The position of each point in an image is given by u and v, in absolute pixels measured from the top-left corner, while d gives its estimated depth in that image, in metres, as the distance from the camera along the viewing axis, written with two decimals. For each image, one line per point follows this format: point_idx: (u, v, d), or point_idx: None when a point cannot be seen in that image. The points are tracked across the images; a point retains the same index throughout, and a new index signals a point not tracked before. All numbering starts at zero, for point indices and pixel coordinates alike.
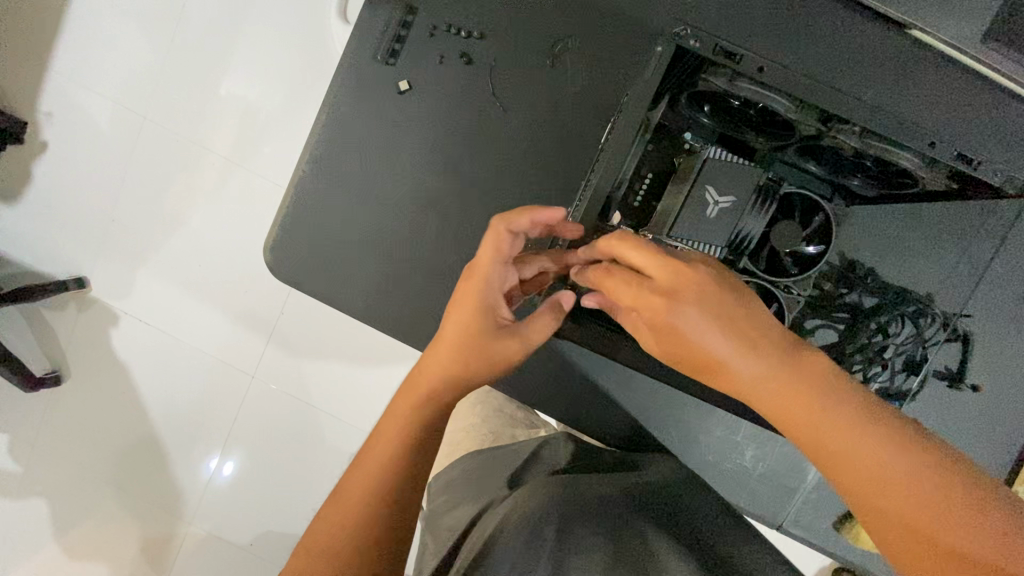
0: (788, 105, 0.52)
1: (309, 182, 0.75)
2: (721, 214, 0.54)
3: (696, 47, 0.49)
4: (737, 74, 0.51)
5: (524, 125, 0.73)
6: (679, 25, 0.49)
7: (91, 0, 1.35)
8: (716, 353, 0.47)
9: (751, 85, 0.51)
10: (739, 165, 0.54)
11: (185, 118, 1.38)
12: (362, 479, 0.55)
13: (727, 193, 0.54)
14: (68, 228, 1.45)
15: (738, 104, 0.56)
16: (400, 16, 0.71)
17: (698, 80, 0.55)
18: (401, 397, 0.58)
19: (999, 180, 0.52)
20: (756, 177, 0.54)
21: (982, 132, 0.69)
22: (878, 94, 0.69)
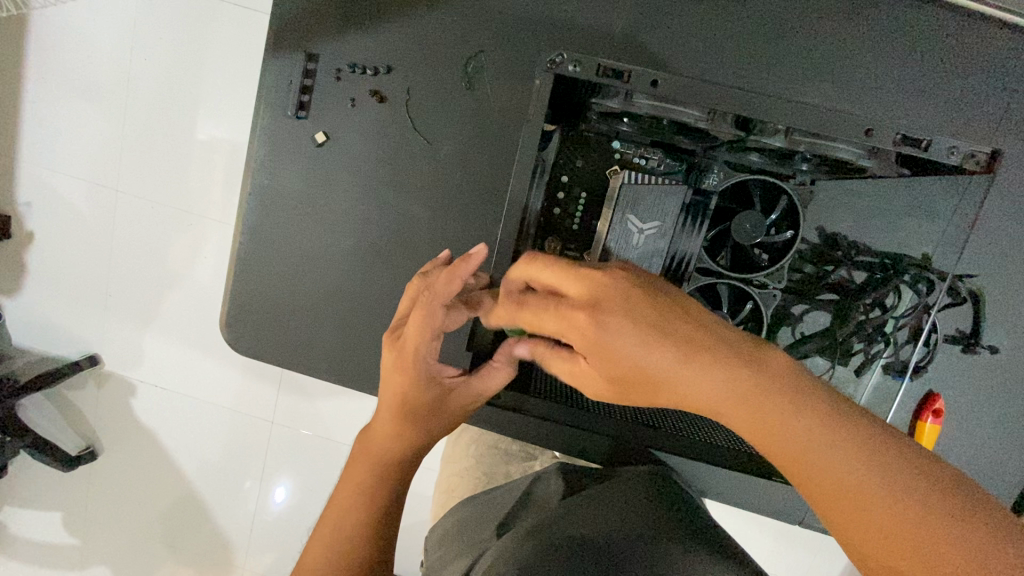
0: (698, 113, 0.52)
1: (248, 252, 0.72)
2: (649, 240, 0.54)
3: (577, 70, 0.49)
4: (631, 93, 0.52)
5: (453, 154, 0.67)
6: (556, 51, 0.49)
7: (33, 82, 1.33)
8: (657, 369, 0.41)
9: (648, 100, 0.52)
10: (658, 187, 0.54)
11: (151, 181, 1.35)
12: (328, 550, 0.53)
13: (650, 220, 0.54)
14: (71, 309, 1.48)
15: (651, 118, 0.56)
16: (302, 66, 0.67)
17: (596, 101, 0.55)
18: (360, 475, 0.55)
19: (953, 157, 0.50)
20: (680, 197, 0.54)
21: (954, 68, 0.58)
22: (833, 48, 0.58)
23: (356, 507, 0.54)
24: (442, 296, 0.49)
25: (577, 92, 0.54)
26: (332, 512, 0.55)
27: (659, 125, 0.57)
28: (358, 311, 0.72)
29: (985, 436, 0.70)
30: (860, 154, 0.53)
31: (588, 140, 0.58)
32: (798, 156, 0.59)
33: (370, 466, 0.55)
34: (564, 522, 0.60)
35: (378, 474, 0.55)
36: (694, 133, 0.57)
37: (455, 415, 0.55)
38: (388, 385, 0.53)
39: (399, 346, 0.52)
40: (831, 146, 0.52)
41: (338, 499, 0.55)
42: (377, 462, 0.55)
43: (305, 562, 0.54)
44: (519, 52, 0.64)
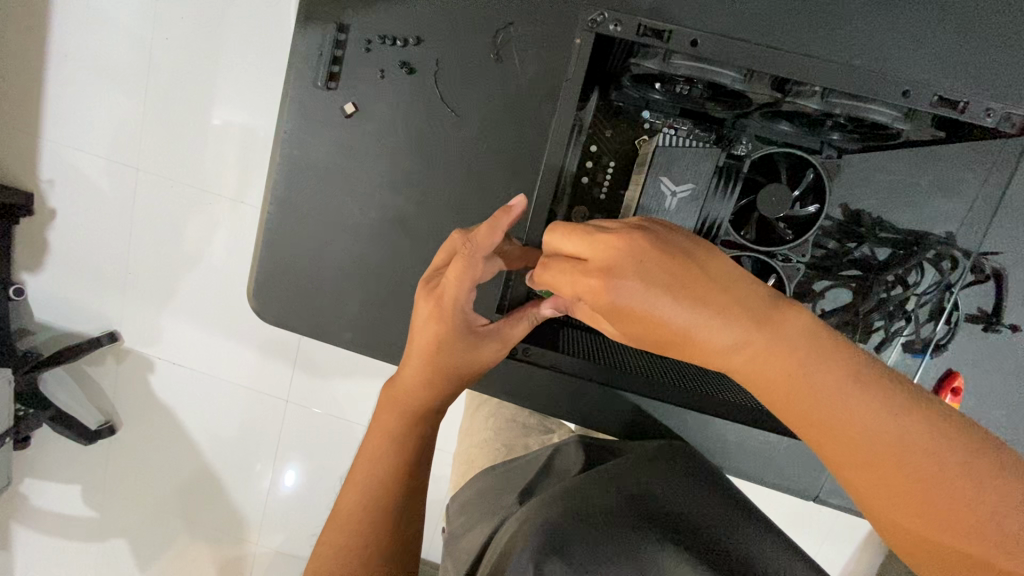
0: (735, 74, 0.53)
1: (277, 223, 0.74)
2: (680, 203, 0.56)
3: (616, 29, 0.51)
4: (670, 53, 0.52)
5: (481, 127, 0.68)
6: (594, 11, 0.52)
7: (57, 60, 1.34)
8: (675, 326, 0.42)
9: (686, 60, 0.52)
10: (692, 152, 0.55)
11: (172, 160, 1.37)
12: (359, 498, 0.56)
13: (683, 183, 0.55)
14: (91, 286, 1.50)
15: (685, 82, 0.56)
16: (332, 37, 0.67)
17: (631, 63, 0.56)
18: (389, 423, 0.57)
19: (992, 120, 0.51)
20: (712, 162, 0.55)
21: (995, 32, 0.56)
22: (863, 23, 0.57)
23: (386, 457, 0.56)
24: (484, 248, 0.50)
25: (613, 53, 0.56)
26: (361, 462, 0.57)
27: (692, 90, 0.58)
28: (383, 282, 0.73)
29: (1003, 415, 0.71)
30: (898, 118, 0.54)
31: (618, 109, 0.61)
32: (829, 125, 0.59)
33: (398, 414, 0.57)
34: (608, 498, 0.58)
35: (406, 419, 0.57)
36: (727, 97, 0.57)
37: (485, 365, 0.57)
38: (418, 332, 0.55)
39: (434, 293, 0.54)
40: (868, 109, 0.53)
41: (368, 448, 0.58)
42: (405, 411, 0.57)
43: (337, 511, 0.57)
44: (548, 25, 0.65)
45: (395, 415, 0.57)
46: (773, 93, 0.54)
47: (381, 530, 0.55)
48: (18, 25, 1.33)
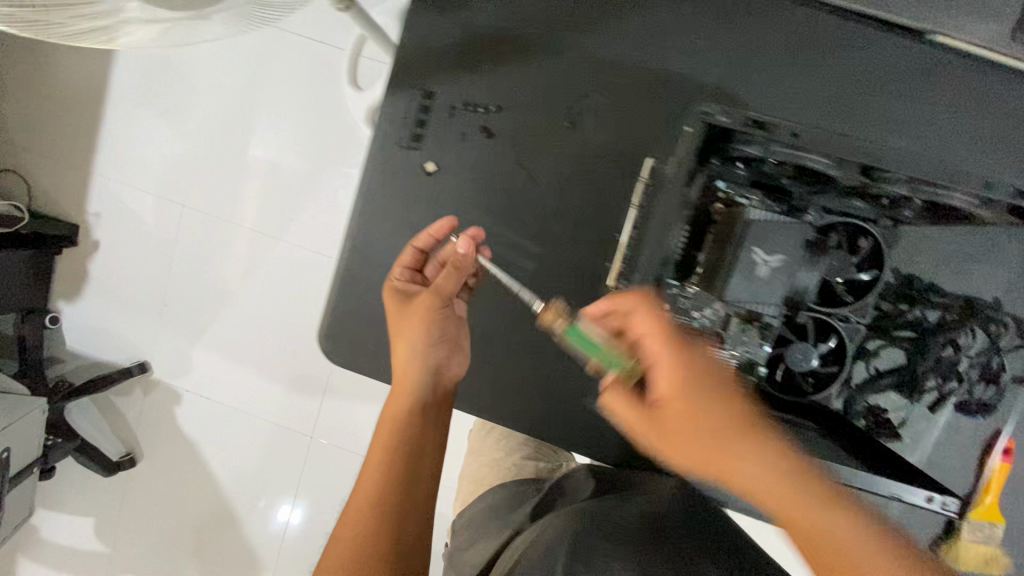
0: (827, 161, 0.57)
1: (351, 269, 0.78)
2: (772, 272, 0.58)
3: (724, 120, 0.58)
4: (771, 141, 0.57)
5: (553, 187, 0.73)
6: (706, 105, 0.58)
7: (118, 104, 1.43)
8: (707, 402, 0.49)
9: (785, 147, 0.57)
10: (782, 224, 0.58)
11: (219, 199, 1.44)
12: (373, 481, 0.66)
13: (774, 253, 0.58)
14: (125, 317, 1.53)
15: (773, 163, 0.61)
16: (419, 102, 0.72)
17: (728, 146, 0.60)
18: (383, 429, 0.70)
19: None
20: (801, 235, 0.58)
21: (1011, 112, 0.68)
22: (912, 106, 0.68)
23: (381, 471, 0.67)
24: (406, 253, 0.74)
25: (711, 136, 0.60)
26: (364, 474, 0.68)
27: (775, 169, 0.61)
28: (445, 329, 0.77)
29: None
30: (973, 205, 0.59)
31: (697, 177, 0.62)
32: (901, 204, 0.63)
33: (392, 426, 0.70)
34: (614, 521, 0.66)
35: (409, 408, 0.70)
36: (810, 177, 0.61)
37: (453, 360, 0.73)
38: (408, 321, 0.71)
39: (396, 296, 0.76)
40: (948, 197, 0.58)
41: (368, 466, 0.68)
42: (396, 419, 0.70)
43: (339, 534, 0.65)
44: (621, 100, 0.71)
45: (388, 424, 0.70)
46: (862, 178, 0.58)
47: (382, 534, 0.63)
48: (85, 71, 1.42)
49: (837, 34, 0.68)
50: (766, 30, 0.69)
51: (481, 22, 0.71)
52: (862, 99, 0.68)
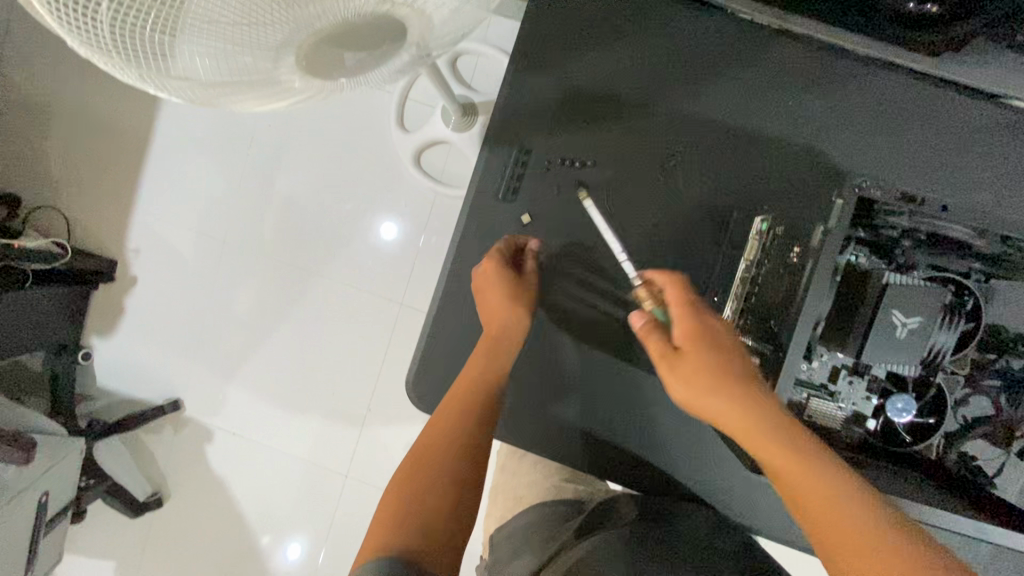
0: (968, 231, 0.61)
1: (440, 316, 0.79)
2: (911, 334, 0.58)
3: (877, 193, 0.58)
4: (914, 211, 0.60)
5: (644, 237, 0.75)
6: (855, 177, 0.59)
7: (168, 142, 1.45)
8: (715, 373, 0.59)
9: (927, 218, 0.60)
10: (922, 289, 0.57)
11: (264, 235, 1.45)
12: (433, 461, 0.69)
13: (912, 316, 0.58)
14: (160, 352, 1.51)
15: (904, 230, 0.63)
16: (516, 157, 0.75)
17: (868, 217, 0.62)
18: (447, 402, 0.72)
19: None
20: (941, 298, 0.57)
21: None
22: (993, 165, 0.71)
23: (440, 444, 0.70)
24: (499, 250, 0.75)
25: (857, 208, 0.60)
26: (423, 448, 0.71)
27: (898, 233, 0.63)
28: (530, 375, 0.78)
29: None
30: None
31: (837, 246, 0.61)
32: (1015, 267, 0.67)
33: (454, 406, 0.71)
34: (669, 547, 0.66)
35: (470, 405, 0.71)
36: (936, 244, 0.64)
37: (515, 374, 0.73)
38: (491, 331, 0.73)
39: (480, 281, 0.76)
40: None
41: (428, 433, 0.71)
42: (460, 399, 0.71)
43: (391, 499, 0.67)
44: (711, 156, 0.74)
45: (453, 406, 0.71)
46: (996, 247, 0.62)
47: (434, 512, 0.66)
48: (138, 110, 1.45)
49: (918, 97, 0.72)
50: (853, 92, 0.72)
51: (578, 82, 0.74)
52: (943, 159, 0.72)
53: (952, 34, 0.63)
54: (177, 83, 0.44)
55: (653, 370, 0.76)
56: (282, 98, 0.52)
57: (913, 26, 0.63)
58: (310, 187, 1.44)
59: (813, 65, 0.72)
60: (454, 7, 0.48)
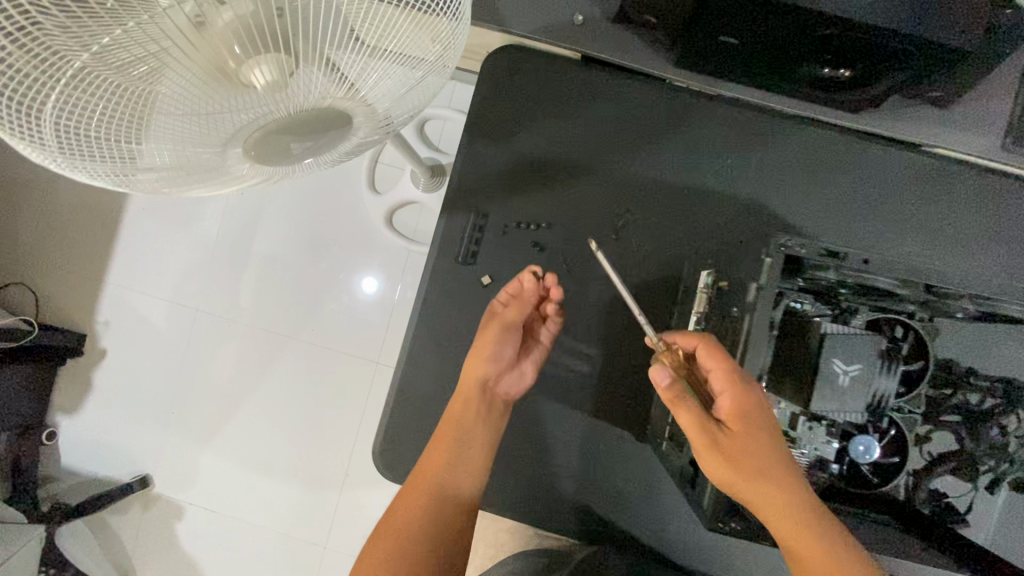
0: (893, 282, 0.61)
1: (405, 379, 0.79)
2: (851, 382, 0.55)
3: (804, 251, 0.57)
4: (842, 267, 0.59)
5: (601, 293, 0.78)
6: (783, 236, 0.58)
7: (140, 215, 1.46)
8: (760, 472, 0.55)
9: (856, 272, 0.60)
10: (855, 337, 0.56)
11: (234, 301, 1.45)
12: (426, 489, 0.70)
13: (851, 364, 0.56)
14: (129, 426, 1.46)
15: (835, 282, 0.63)
16: (474, 222, 0.77)
17: (799, 271, 0.62)
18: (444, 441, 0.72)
19: None
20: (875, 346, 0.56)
21: (1014, 208, 0.75)
22: (920, 209, 0.77)
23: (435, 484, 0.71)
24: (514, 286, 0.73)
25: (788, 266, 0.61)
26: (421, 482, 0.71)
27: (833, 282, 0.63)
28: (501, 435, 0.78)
29: None
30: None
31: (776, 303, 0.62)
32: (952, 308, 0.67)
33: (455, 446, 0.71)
34: None
35: (468, 408, 0.72)
36: (868, 291, 0.64)
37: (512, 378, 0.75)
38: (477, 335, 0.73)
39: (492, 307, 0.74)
40: (1005, 305, 0.62)
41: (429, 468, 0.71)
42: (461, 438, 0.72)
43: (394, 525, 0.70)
44: (661, 214, 0.77)
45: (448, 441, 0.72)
46: (925, 294, 0.62)
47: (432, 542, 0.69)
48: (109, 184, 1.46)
49: (843, 148, 0.77)
50: (786, 146, 0.77)
51: (530, 150, 0.78)
52: (873, 206, 0.77)
53: (866, 92, 0.68)
54: (149, 183, 0.48)
55: (622, 424, 0.77)
56: (233, 182, 0.54)
57: (830, 88, 0.68)
58: (284, 252, 1.45)
59: (744, 124, 0.77)
60: (398, 96, 0.52)
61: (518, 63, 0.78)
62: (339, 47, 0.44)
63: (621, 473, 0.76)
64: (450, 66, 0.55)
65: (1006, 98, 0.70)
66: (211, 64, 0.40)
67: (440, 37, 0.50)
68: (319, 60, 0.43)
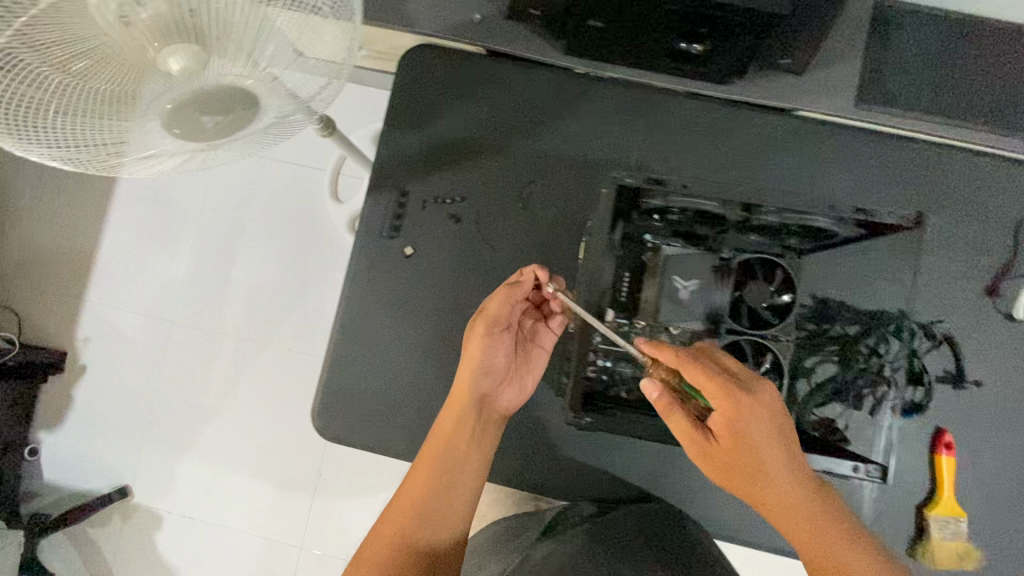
0: (716, 205, 0.73)
1: (341, 347, 0.86)
2: (690, 293, 0.74)
3: (631, 181, 0.73)
4: (669, 194, 0.73)
5: (515, 256, 0.86)
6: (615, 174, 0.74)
7: (118, 237, 1.55)
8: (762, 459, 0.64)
9: (679, 198, 0.73)
10: (692, 259, 0.75)
11: (206, 313, 1.52)
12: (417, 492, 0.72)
13: (690, 279, 0.74)
14: (109, 437, 1.51)
15: (676, 212, 0.75)
16: (395, 199, 0.86)
17: (640, 202, 0.75)
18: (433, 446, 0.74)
19: (897, 219, 0.75)
20: (708, 262, 0.75)
21: (880, 158, 0.84)
22: (795, 167, 0.85)
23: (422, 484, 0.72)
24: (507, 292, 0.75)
25: (624, 196, 0.74)
26: (410, 489, 0.73)
27: (683, 218, 0.76)
28: (432, 391, 0.85)
29: (993, 465, 0.80)
30: (835, 227, 0.75)
31: (630, 235, 0.76)
32: (785, 232, 0.76)
33: (448, 452, 0.74)
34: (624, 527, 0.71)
35: (463, 420, 0.75)
36: (709, 220, 0.76)
37: (502, 387, 0.78)
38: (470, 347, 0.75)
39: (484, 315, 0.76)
40: (813, 220, 0.74)
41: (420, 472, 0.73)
42: (450, 443, 0.74)
43: (382, 530, 0.71)
44: (563, 183, 0.86)
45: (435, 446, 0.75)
46: (745, 216, 0.73)
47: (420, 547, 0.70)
48: (85, 208, 1.56)
49: (717, 115, 0.86)
50: (671, 118, 0.87)
51: (443, 133, 0.87)
52: (749, 166, 0.85)
53: (715, 64, 0.78)
54: (97, 160, 0.61)
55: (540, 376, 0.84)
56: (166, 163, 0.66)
57: (684, 60, 0.78)
58: (251, 262, 1.53)
59: (631, 100, 0.87)
60: (295, 88, 0.65)
61: (425, 60, 0.89)
62: (241, 54, 0.57)
63: (542, 420, 0.83)
64: (346, 66, 0.67)
65: (849, 61, 0.81)
66: (135, 58, 0.54)
67: (328, 39, 0.63)
68: (223, 55, 0.56)
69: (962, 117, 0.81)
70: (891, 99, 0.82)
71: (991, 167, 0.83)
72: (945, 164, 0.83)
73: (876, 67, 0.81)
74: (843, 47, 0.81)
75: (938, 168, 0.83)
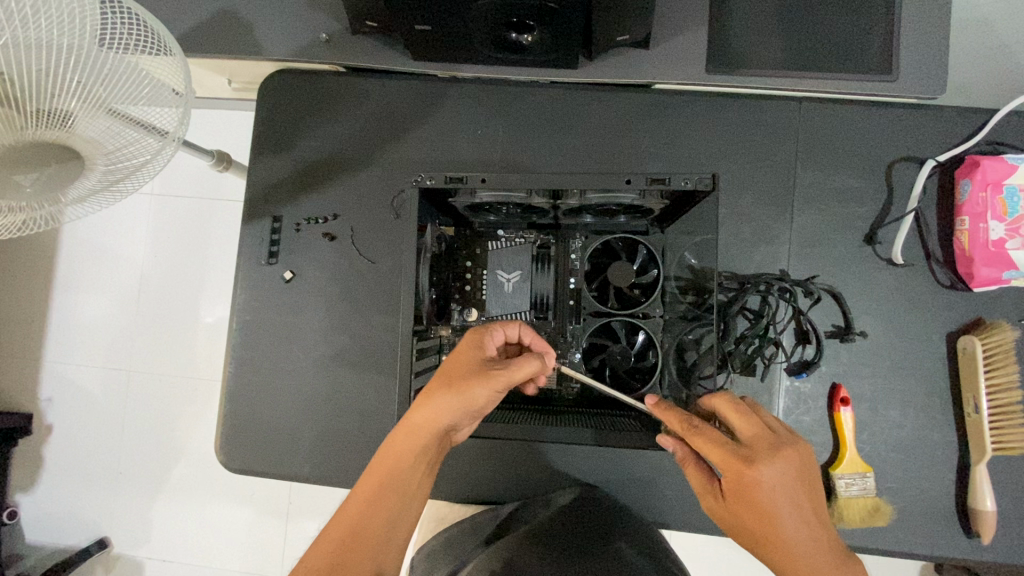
0: (523, 193, 0.71)
1: (238, 379, 0.86)
2: (514, 284, 0.75)
3: (432, 181, 0.69)
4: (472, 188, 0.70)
5: (394, 267, 0.86)
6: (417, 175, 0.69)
7: (71, 280, 1.39)
8: (780, 522, 0.54)
9: (485, 192, 0.71)
10: (515, 251, 0.76)
11: (172, 355, 1.35)
12: (356, 525, 0.58)
13: (512, 271, 0.76)
14: (78, 492, 1.37)
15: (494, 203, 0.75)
16: (269, 225, 0.87)
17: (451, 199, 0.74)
18: (391, 482, 0.61)
19: (690, 184, 0.65)
20: (529, 252, 0.76)
21: (743, 121, 0.83)
22: (660, 140, 0.84)
23: (365, 516, 0.59)
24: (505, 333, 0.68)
25: (434, 198, 0.72)
26: (348, 521, 0.59)
27: (512, 210, 0.78)
28: (329, 411, 0.84)
29: (892, 412, 0.79)
30: (641, 199, 0.71)
31: (479, 232, 0.80)
32: (617, 212, 0.77)
33: (406, 491, 0.61)
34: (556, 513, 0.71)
35: (426, 455, 0.62)
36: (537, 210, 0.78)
37: (471, 425, 0.66)
38: (467, 385, 0.61)
39: (479, 344, 0.65)
40: (618, 194, 0.69)
41: (363, 503, 0.60)
42: (408, 481, 0.61)
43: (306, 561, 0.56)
44: None
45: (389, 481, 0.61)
46: (551, 199, 0.72)
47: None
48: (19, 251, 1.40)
49: (575, 97, 0.86)
50: (529, 109, 0.86)
51: (308, 154, 0.88)
52: (619, 145, 0.85)
53: (539, 54, 0.78)
54: None
55: None
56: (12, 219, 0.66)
57: (506, 49, 0.78)
58: (213, 294, 1.35)
59: (489, 95, 0.87)
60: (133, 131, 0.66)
61: (286, 85, 0.89)
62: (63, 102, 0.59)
63: None
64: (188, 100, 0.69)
65: (694, 27, 0.80)
66: None
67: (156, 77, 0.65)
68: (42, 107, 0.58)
69: (823, 66, 0.79)
70: (742, 61, 0.80)
71: (852, 115, 0.83)
72: (806, 120, 0.82)
73: (717, 36, 0.80)
74: (687, 15, 0.80)
75: (800, 123, 0.83)
